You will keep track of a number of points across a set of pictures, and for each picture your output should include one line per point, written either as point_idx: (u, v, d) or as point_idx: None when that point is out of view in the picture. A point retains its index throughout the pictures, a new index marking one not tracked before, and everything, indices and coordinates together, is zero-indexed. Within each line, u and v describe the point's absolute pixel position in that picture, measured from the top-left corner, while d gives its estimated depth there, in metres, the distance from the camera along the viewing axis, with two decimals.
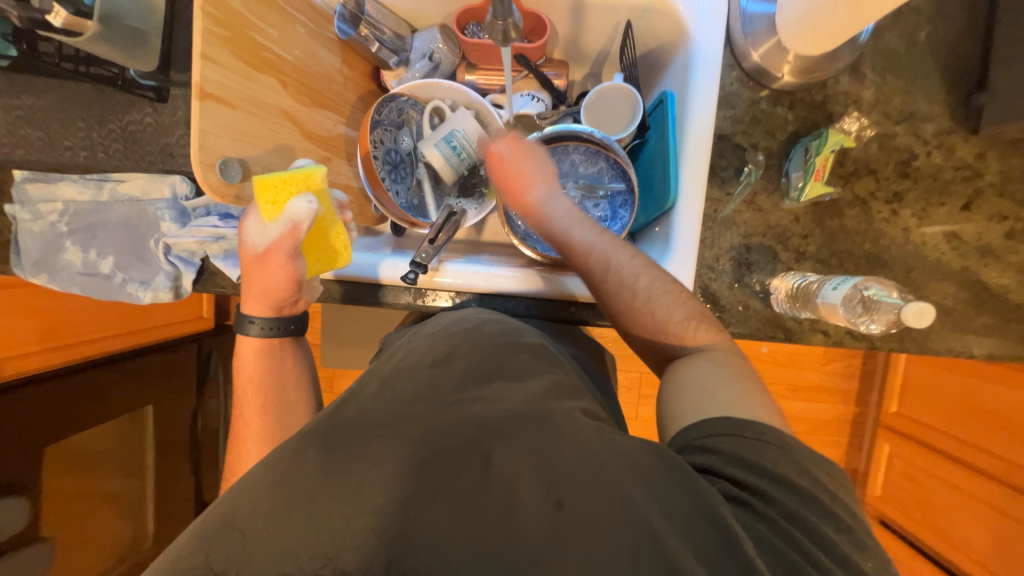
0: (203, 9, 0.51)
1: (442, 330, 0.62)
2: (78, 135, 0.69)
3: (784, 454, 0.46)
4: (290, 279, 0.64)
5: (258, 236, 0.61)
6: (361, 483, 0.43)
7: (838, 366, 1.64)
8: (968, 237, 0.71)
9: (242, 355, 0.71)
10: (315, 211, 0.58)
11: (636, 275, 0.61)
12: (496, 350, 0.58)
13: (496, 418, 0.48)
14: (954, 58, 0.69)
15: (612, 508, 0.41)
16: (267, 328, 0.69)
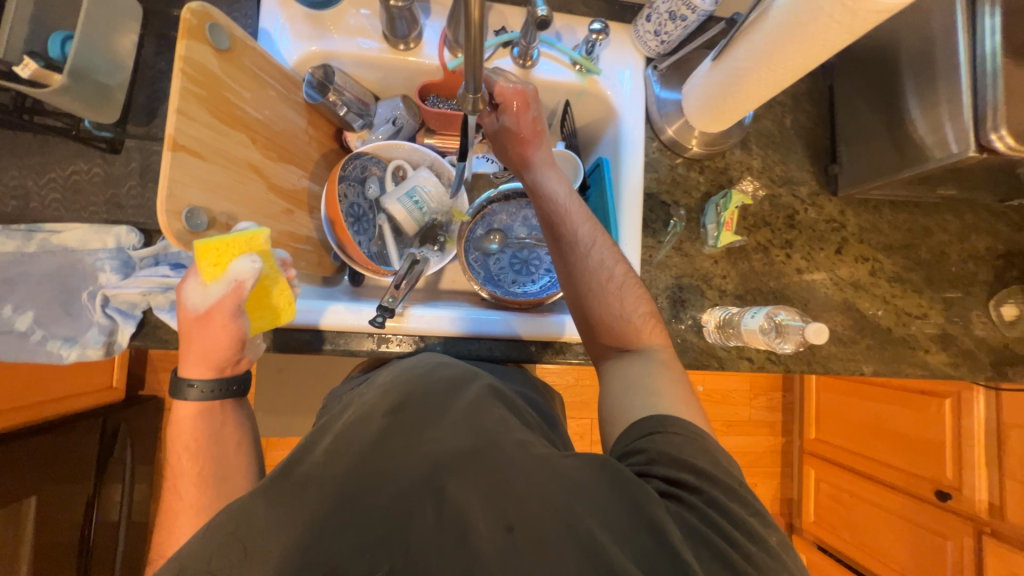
0: (182, 70, 0.54)
1: (393, 379, 0.57)
2: (10, 184, 0.65)
3: (704, 449, 0.50)
4: (235, 339, 0.59)
5: (196, 298, 0.57)
6: (329, 533, 0.42)
7: (763, 399, 1.81)
8: (844, 275, 0.87)
9: (177, 423, 0.61)
10: (260, 270, 0.57)
11: (612, 264, 0.66)
12: (451, 390, 0.55)
13: (458, 453, 0.47)
14: (812, 139, 0.90)
15: (559, 525, 0.42)
16: (210, 390, 0.61)
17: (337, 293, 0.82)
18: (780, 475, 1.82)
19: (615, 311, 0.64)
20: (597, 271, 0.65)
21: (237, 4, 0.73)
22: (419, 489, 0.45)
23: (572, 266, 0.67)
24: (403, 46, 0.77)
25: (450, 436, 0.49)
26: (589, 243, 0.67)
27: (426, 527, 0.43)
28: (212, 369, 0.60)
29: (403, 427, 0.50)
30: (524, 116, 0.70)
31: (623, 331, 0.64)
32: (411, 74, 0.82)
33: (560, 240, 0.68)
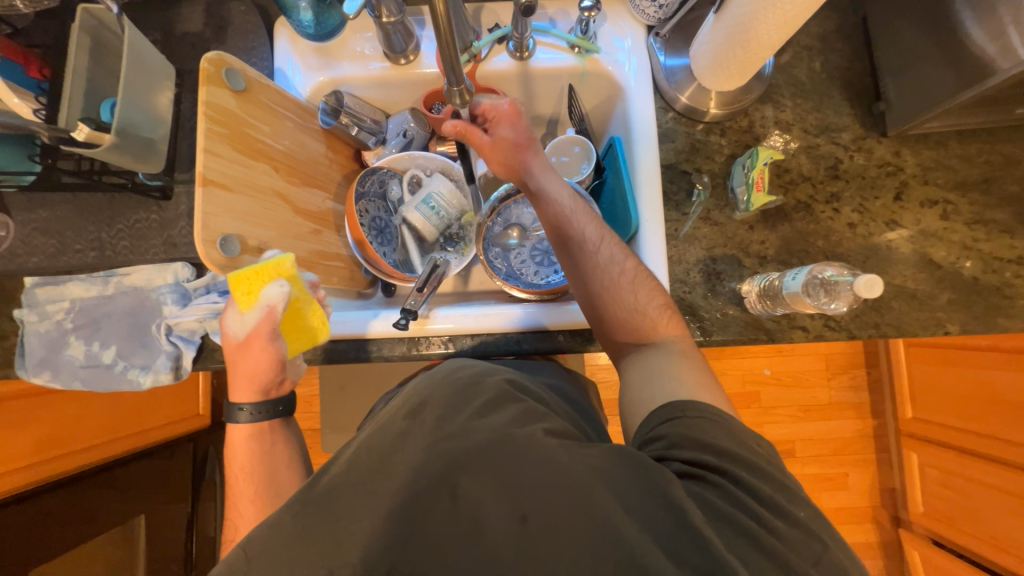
0: (205, 114, 0.60)
1: (420, 380, 0.57)
2: (88, 238, 0.76)
3: (723, 428, 0.49)
4: (274, 361, 0.64)
5: (237, 326, 0.62)
6: (358, 531, 0.44)
7: (844, 378, 1.63)
8: (908, 223, 0.77)
9: (233, 443, 0.66)
10: (289, 294, 0.61)
11: (623, 265, 0.65)
12: (473, 389, 0.53)
13: (477, 448, 0.47)
14: (849, 79, 0.81)
15: (574, 511, 0.43)
16: (257, 412, 0.65)
17: (370, 305, 0.86)
18: (875, 462, 1.63)
19: (630, 307, 0.63)
20: (607, 270, 0.65)
21: (254, 50, 0.80)
22: (445, 478, 0.45)
23: (582, 268, 0.66)
24: (403, 60, 0.80)
25: (475, 432, 0.48)
26: (596, 242, 0.66)
27: (452, 516, 0.44)
28: (258, 391, 0.65)
29: (421, 432, 0.50)
30: (516, 128, 0.68)
31: (639, 325, 0.63)
32: (415, 86, 0.85)
33: (567, 244, 0.67)
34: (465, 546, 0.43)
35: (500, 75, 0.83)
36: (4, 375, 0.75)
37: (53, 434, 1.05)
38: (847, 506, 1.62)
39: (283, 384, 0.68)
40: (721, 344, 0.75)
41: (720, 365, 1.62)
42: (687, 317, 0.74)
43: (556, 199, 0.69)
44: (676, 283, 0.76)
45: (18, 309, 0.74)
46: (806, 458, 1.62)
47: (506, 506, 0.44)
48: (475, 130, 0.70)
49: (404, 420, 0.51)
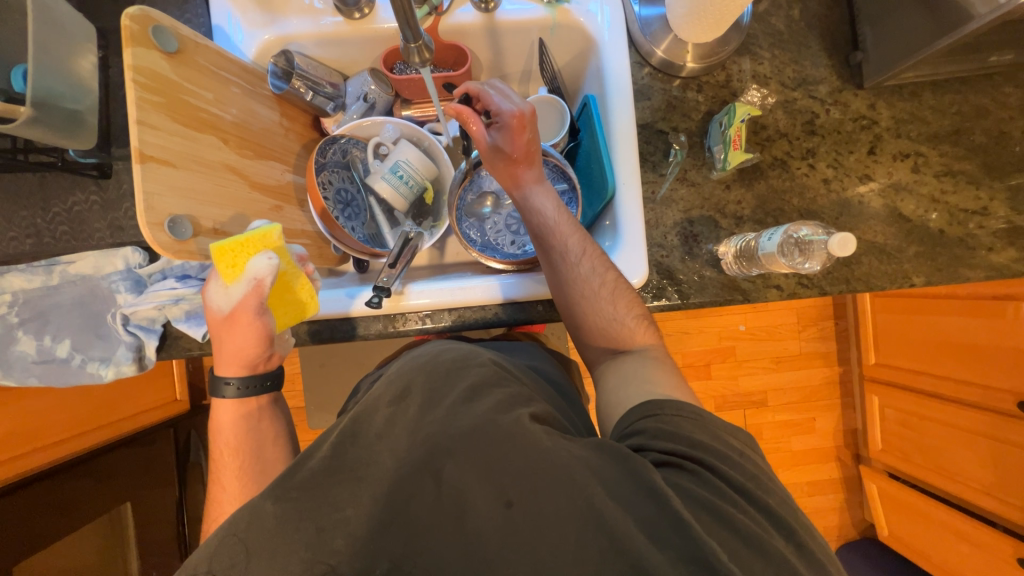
0: (134, 79, 0.54)
1: (398, 369, 0.56)
2: (22, 224, 0.69)
3: (699, 424, 0.50)
4: (261, 335, 0.61)
5: (221, 299, 0.58)
6: (336, 522, 0.43)
7: (815, 331, 1.70)
8: (880, 177, 0.77)
9: (219, 424, 0.63)
10: (277, 266, 0.58)
11: (604, 281, 0.64)
12: (454, 372, 0.53)
13: (459, 430, 0.47)
14: (828, 28, 0.78)
15: (560, 498, 0.43)
16: (245, 388, 0.63)
17: (343, 283, 0.82)
18: (841, 407, 1.73)
19: (608, 319, 0.63)
20: (588, 284, 0.64)
21: (187, 5, 0.72)
22: (426, 459, 0.46)
23: (563, 281, 0.65)
24: (358, 14, 0.73)
25: (456, 415, 0.48)
26: (579, 254, 0.65)
27: (434, 492, 0.44)
28: (246, 365, 0.62)
29: (403, 417, 0.49)
30: (522, 137, 0.64)
31: (616, 336, 0.64)
32: (372, 44, 0.78)
33: (550, 256, 0.66)
34: (448, 521, 0.43)
35: (465, 30, 0.77)
36: None
37: (24, 429, 1.00)
38: (815, 448, 1.73)
39: (273, 358, 0.65)
40: (698, 307, 0.75)
41: (698, 324, 1.66)
42: (665, 282, 0.74)
43: (541, 207, 0.67)
44: (654, 248, 0.75)
45: None
46: (777, 407, 1.70)
47: (490, 485, 0.44)
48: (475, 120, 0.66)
49: (388, 407, 0.50)
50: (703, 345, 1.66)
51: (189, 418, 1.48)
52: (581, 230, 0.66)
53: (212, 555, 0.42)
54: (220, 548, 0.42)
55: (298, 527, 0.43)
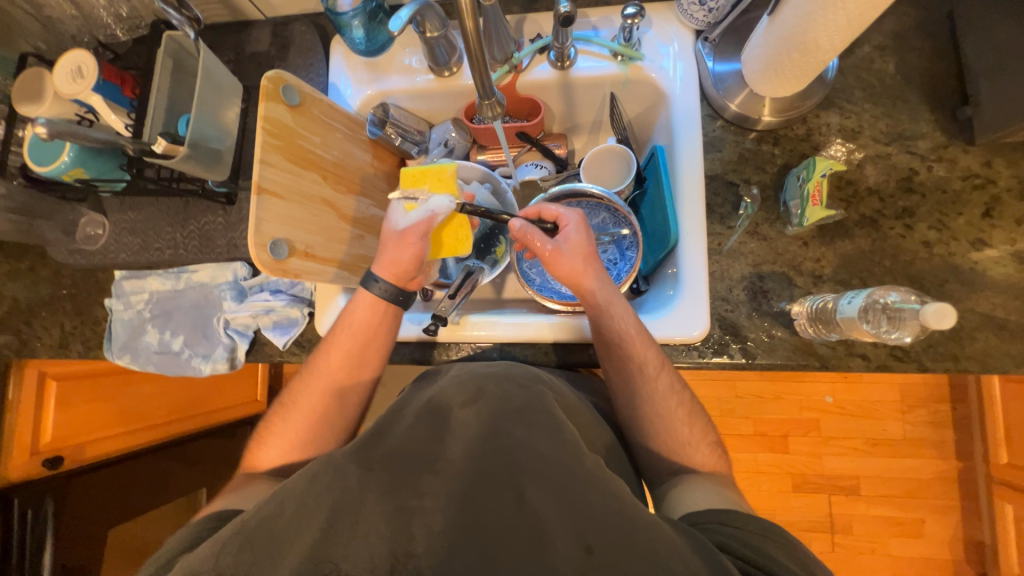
0: (263, 127, 0.66)
1: (467, 373, 0.62)
2: (166, 238, 0.85)
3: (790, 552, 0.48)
4: (416, 251, 0.70)
5: (400, 218, 0.71)
6: (365, 530, 0.45)
7: (922, 414, 1.45)
8: (1001, 244, 0.67)
9: (351, 318, 0.71)
10: (452, 206, 0.70)
11: (668, 394, 0.64)
12: (530, 397, 0.56)
13: (538, 459, 0.48)
14: (931, 81, 0.73)
15: (636, 556, 0.41)
16: (387, 292, 0.71)
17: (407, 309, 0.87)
18: (958, 510, 1.43)
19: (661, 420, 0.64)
20: (654, 394, 0.64)
21: (312, 67, 0.86)
22: (510, 477, 0.47)
23: (633, 389, 0.65)
24: (447, 73, 0.83)
25: (539, 439, 0.50)
26: (657, 367, 0.65)
27: (514, 505, 0.46)
28: (397, 273, 0.71)
29: (460, 430, 0.53)
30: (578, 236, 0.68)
31: (655, 429, 0.64)
32: (456, 98, 0.87)
33: (624, 360, 0.65)
34: (480, 545, 0.43)
35: (541, 85, 0.83)
36: (97, 355, 0.86)
37: (132, 410, 1.18)
38: (920, 556, 1.44)
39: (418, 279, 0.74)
40: (767, 368, 0.70)
41: (774, 388, 1.50)
42: (728, 337, 0.70)
43: (622, 312, 0.65)
44: (717, 300, 0.72)
45: (109, 299, 0.86)
46: (871, 499, 1.45)
47: (572, 526, 0.43)
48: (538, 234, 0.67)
49: (463, 407, 0.55)
50: (778, 413, 1.50)
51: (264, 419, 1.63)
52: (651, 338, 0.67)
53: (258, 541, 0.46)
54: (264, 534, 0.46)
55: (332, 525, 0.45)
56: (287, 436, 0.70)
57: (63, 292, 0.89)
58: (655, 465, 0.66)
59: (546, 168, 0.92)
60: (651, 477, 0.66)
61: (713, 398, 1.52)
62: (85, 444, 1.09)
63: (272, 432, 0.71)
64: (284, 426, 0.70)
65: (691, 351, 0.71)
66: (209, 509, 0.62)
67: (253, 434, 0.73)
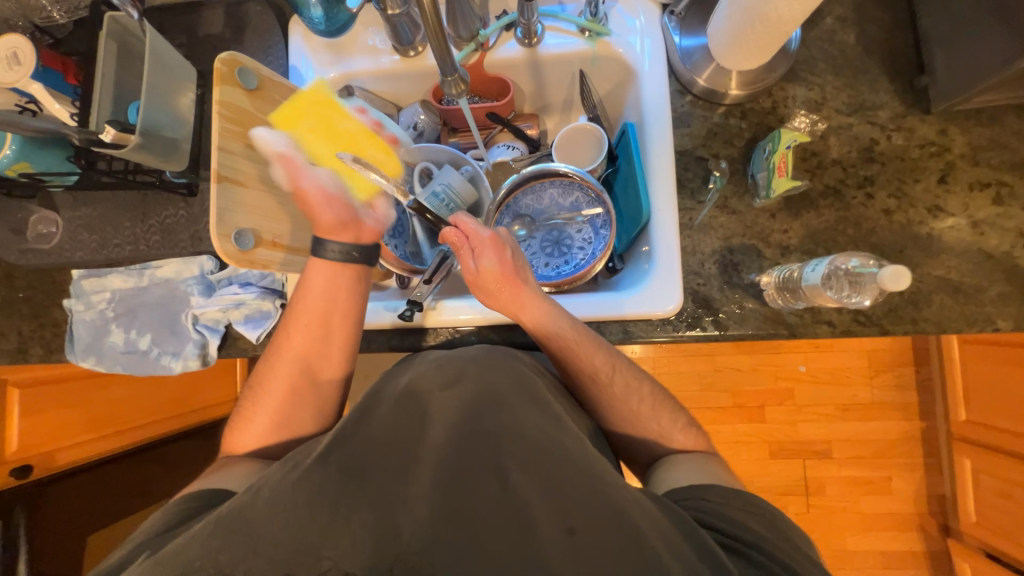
0: (219, 113, 0.63)
1: (446, 357, 0.61)
2: (126, 233, 0.82)
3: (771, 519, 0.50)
4: (324, 194, 0.69)
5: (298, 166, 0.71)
6: (342, 519, 0.45)
7: (889, 378, 1.52)
8: (956, 209, 0.70)
9: (309, 291, 0.70)
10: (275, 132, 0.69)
11: (629, 394, 0.66)
12: (515, 383, 0.56)
13: (525, 445, 0.48)
14: (889, 52, 0.74)
15: (616, 534, 0.42)
16: (338, 249, 0.70)
17: (383, 298, 0.85)
18: (921, 467, 1.51)
19: (632, 411, 0.66)
20: (618, 396, 0.66)
21: (271, 49, 0.83)
22: (494, 462, 0.47)
23: (599, 396, 0.67)
24: (412, 52, 0.81)
25: (523, 424, 0.50)
26: (608, 372, 0.66)
27: (499, 492, 0.45)
28: (345, 230, 0.71)
29: (442, 413, 0.52)
30: (500, 256, 0.66)
31: (634, 410, 0.66)
32: (423, 79, 0.85)
33: (577, 375, 0.67)
34: (460, 527, 0.44)
35: (509, 63, 0.81)
36: (60, 359, 0.83)
37: (103, 415, 1.13)
38: (887, 512, 1.52)
39: (375, 226, 0.73)
40: (738, 339, 0.72)
41: (750, 360, 1.55)
42: (701, 310, 0.72)
43: (557, 333, 0.66)
44: (689, 275, 0.73)
45: (67, 299, 0.82)
46: (843, 461, 1.53)
47: (556, 512, 0.44)
48: (462, 257, 0.67)
49: (442, 390, 0.54)
50: (754, 384, 1.55)
51: None
52: (596, 344, 0.66)
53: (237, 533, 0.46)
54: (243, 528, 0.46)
55: (312, 514, 0.45)
56: (261, 418, 0.70)
57: (18, 294, 0.85)
58: (633, 438, 0.67)
59: (518, 150, 0.90)
60: (630, 449, 0.68)
61: (692, 372, 1.56)
62: (56, 453, 1.06)
63: (247, 414, 0.71)
64: (259, 408, 0.70)
65: (665, 326, 0.72)
66: (189, 489, 0.62)
67: (230, 418, 0.73)
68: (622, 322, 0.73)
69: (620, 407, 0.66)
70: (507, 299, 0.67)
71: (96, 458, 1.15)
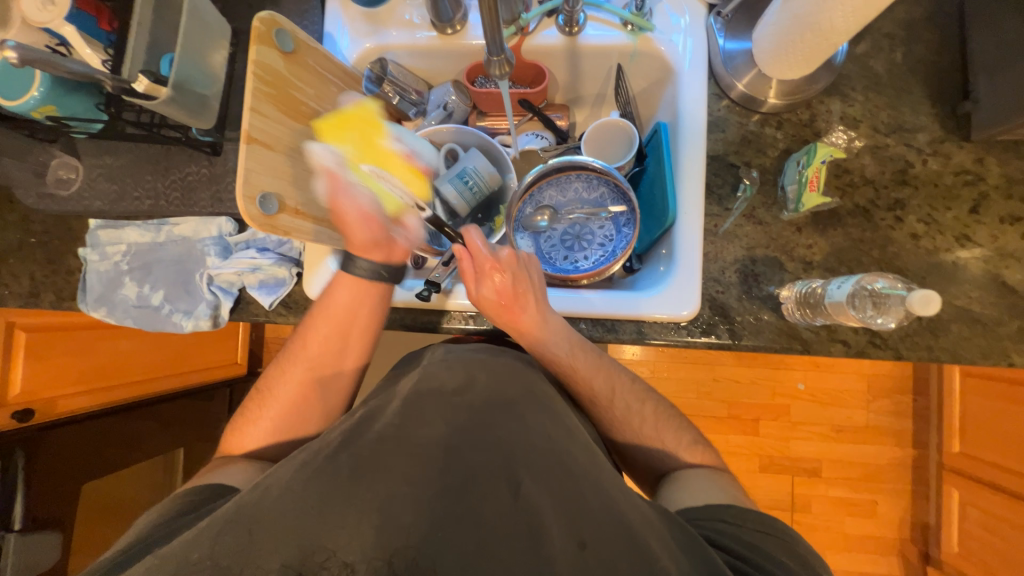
0: (254, 72, 0.62)
1: (456, 357, 0.62)
2: (145, 187, 0.81)
3: (780, 541, 0.51)
4: (362, 214, 0.72)
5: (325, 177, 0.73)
6: (349, 504, 0.45)
7: (887, 403, 1.53)
8: (984, 241, 0.69)
9: (331, 300, 0.73)
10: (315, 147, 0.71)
11: (645, 411, 0.67)
12: (524, 391, 0.57)
13: (538, 455, 0.48)
14: (934, 74, 0.73)
15: (624, 546, 0.42)
16: (369, 271, 0.72)
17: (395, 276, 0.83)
18: (909, 493, 1.53)
19: (648, 423, 0.67)
20: (629, 410, 0.67)
21: (307, 14, 0.81)
22: (504, 464, 0.47)
23: (611, 412, 0.67)
24: (450, 30, 0.79)
25: (532, 431, 0.51)
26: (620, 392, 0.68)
27: (509, 493, 0.46)
28: (376, 249, 0.74)
29: (457, 404, 0.53)
30: (501, 285, 0.66)
31: (639, 417, 0.67)
32: (458, 58, 0.84)
33: (577, 394, 0.69)
34: (468, 527, 0.44)
35: (547, 51, 0.80)
36: (71, 308, 0.83)
37: (103, 368, 1.14)
38: (871, 534, 1.54)
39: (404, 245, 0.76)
40: (751, 350, 0.72)
41: (751, 373, 1.55)
42: (717, 318, 0.71)
43: (555, 357, 0.67)
44: (709, 281, 0.72)
45: (82, 248, 0.82)
46: (832, 481, 1.53)
47: (567, 522, 0.44)
48: (465, 278, 0.67)
49: (453, 395, 0.55)
50: (752, 397, 1.55)
51: (244, 383, 1.61)
52: (596, 370, 0.67)
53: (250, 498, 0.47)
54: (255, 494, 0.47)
55: (324, 488, 0.46)
56: (267, 420, 0.71)
57: (32, 239, 0.84)
58: (637, 439, 0.67)
59: (547, 139, 0.91)
60: (633, 450, 0.68)
61: (692, 379, 1.56)
62: (54, 400, 1.06)
63: (252, 416, 0.71)
64: (265, 410, 0.71)
65: (679, 330, 0.72)
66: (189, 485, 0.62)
67: (231, 418, 0.73)
68: (637, 321, 0.73)
69: (629, 414, 0.67)
70: (509, 323, 0.67)
71: (99, 408, 1.16)
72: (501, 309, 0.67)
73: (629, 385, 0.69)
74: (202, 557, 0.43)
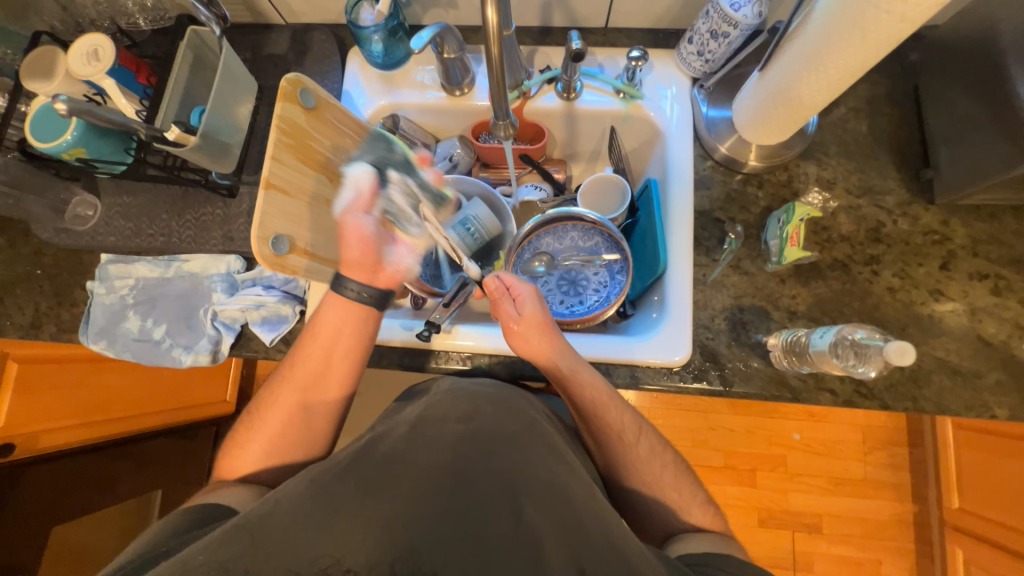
0: (278, 126, 0.68)
1: (460, 390, 0.63)
2: (160, 225, 0.84)
3: None
4: (360, 236, 0.70)
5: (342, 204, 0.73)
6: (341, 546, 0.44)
7: (883, 455, 1.52)
8: (956, 295, 0.74)
9: (319, 321, 0.72)
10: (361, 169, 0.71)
11: (649, 459, 0.67)
12: (525, 427, 0.57)
13: (538, 489, 0.48)
14: (897, 144, 0.80)
15: None
16: (362, 294, 0.71)
17: (396, 315, 0.86)
18: (913, 552, 1.48)
19: (650, 470, 0.66)
20: (639, 459, 0.67)
21: (327, 73, 0.89)
22: (502, 505, 0.47)
23: (619, 459, 0.67)
24: (458, 92, 0.87)
25: (538, 465, 0.51)
26: (634, 432, 0.68)
27: (509, 524, 0.45)
28: (365, 270, 0.71)
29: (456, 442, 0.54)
30: (538, 307, 0.70)
31: (641, 463, 0.67)
32: (464, 116, 0.91)
33: (604, 433, 0.68)
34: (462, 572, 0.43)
35: (547, 113, 0.88)
36: (70, 339, 0.83)
37: (93, 401, 1.12)
38: None
39: (394, 273, 0.73)
40: (743, 397, 0.73)
41: (746, 422, 1.55)
42: (708, 365, 0.73)
43: (591, 386, 0.68)
44: (700, 328, 0.75)
45: (91, 281, 0.84)
46: (833, 537, 1.49)
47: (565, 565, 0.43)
48: (504, 304, 0.70)
49: (456, 421, 0.55)
50: (747, 446, 1.54)
51: (231, 421, 1.57)
52: (625, 403, 0.69)
53: (255, 516, 0.47)
54: (259, 515, 0.47)
55: (322, 512, 0.46)
56: (256, 443, 0.70)
57: (41, 271, 0.86)
58: (634, 486, 0.67)
59: (544, 190, 0.95)
60: (630, 495, 0.67)
61: (688, 427, 1.55)
62: (39, 435, 1.04)
63: (242, 441, 0.70)
64: (249, 445, 0.69)
65: (671, 375, 0.74)
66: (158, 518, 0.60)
67: (224, 442, 0.72)
68: (630, 366, 0.75)
69: (632, 463, 0.67)
70: (549, 352, 0.68)
71: (79, 445, 1.15)
72: (539, 333, 0.69)
73: (648, 430, 0.69)
74: (207, 560, 0.43)
